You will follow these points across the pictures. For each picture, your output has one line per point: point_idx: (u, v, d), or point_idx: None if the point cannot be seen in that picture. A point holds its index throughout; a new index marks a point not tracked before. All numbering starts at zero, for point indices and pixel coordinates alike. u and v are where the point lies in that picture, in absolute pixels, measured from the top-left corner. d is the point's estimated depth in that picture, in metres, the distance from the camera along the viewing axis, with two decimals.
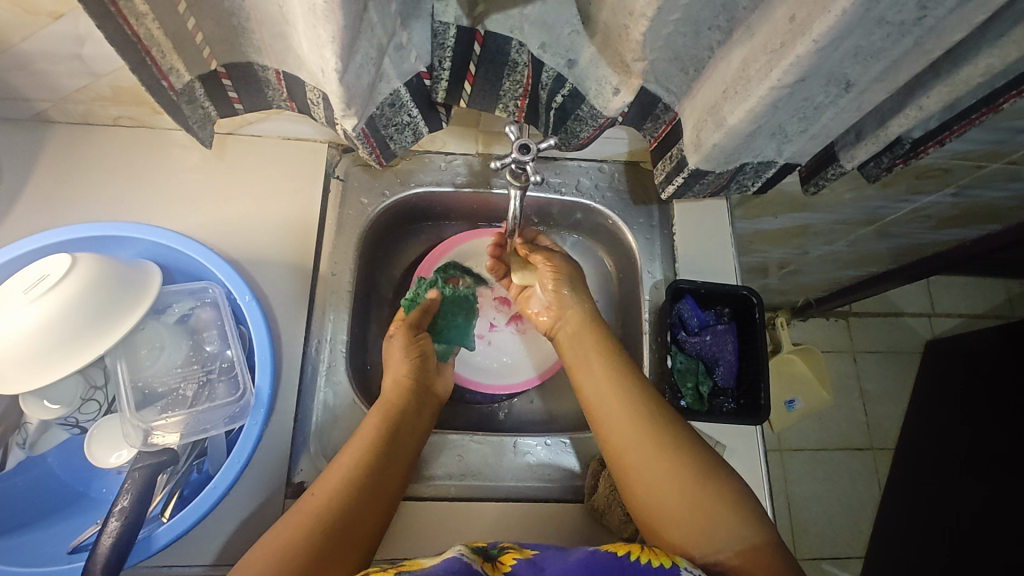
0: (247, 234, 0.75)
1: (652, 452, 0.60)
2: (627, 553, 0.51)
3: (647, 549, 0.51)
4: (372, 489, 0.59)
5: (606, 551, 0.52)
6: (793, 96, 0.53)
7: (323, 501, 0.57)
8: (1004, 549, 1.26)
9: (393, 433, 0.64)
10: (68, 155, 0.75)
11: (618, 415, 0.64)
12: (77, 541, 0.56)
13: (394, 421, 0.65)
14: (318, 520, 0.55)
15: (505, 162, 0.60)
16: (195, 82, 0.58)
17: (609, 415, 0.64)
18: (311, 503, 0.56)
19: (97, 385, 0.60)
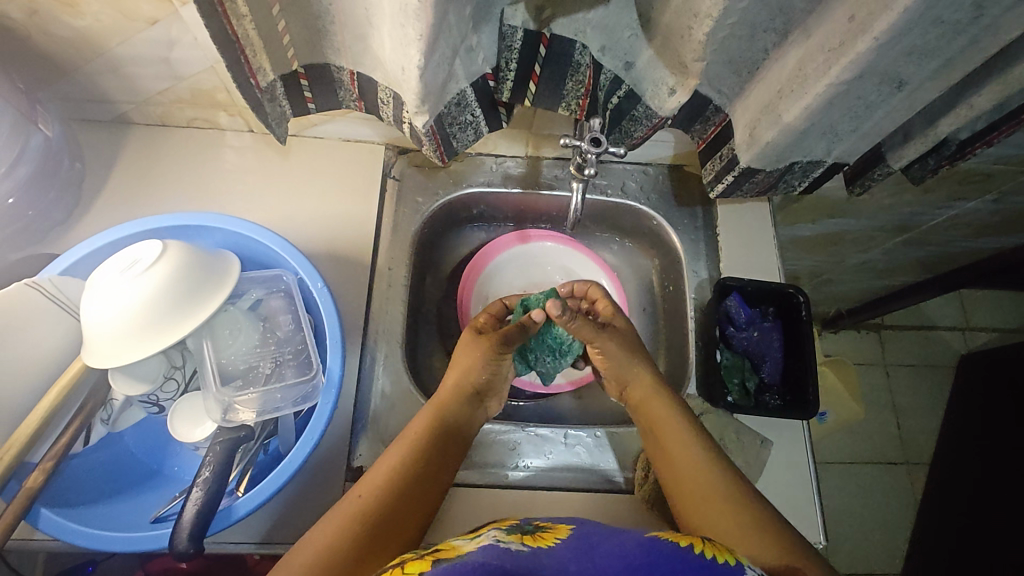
0: (310, 230, 0.79)
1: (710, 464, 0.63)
2: (690, 546, 0.48)
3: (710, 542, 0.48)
4: (406, 499, 0.59)
5: (666, 539, 0.49)
6: (847, 93, 0.55)
7: (359, 507, 0.57)
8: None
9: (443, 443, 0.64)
10: (144, 154, 0.79)
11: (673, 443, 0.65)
12: (160, 512, 0.58)
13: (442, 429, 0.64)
14: (353, 523, 0.55)
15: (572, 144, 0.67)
16: (277, 81, 0.62)
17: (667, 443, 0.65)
18: (344, 510, 0.57)
19: (177, 365, 0.62)
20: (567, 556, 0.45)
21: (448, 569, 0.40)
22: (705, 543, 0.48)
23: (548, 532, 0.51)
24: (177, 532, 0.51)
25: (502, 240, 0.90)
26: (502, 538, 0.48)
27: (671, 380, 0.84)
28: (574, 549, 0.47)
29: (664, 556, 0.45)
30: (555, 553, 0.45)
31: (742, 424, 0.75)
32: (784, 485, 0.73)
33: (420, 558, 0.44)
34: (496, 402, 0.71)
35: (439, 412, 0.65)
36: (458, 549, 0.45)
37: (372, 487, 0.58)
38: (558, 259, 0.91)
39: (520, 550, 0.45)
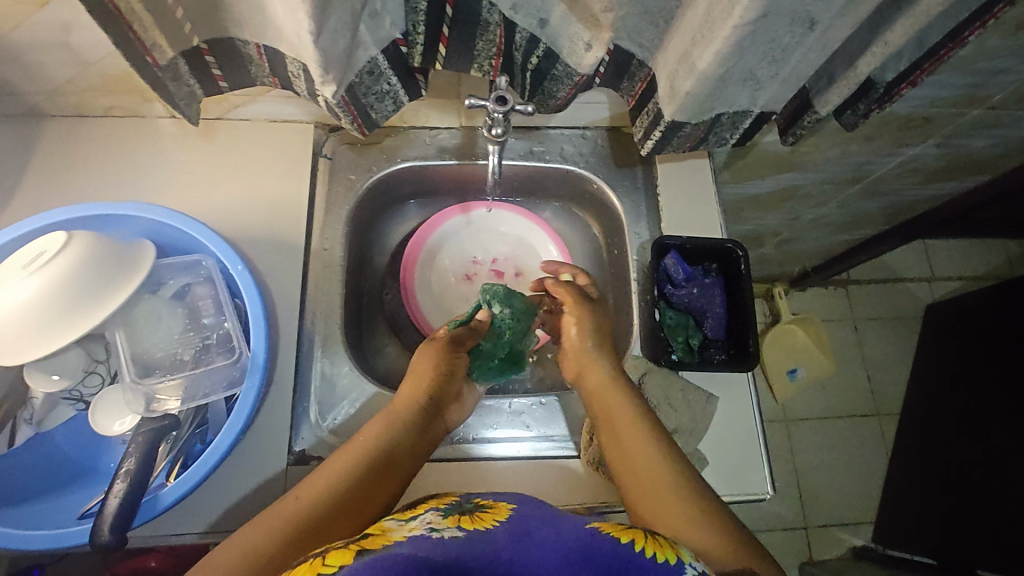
0: (240, 215, 0.76)
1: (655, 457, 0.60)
2: (632, 542, 0.46)
3: (652, 539, 0.47)
4: (343, 511, 0.56)
5: (608, 533, 0.48)
6: (758, 35, 0.54)
7: (290, 515, 0.54)
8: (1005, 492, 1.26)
9: (396, 446, 0.61)
10: (61, 148, 0.77)
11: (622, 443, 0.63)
12: (87, 508, 0.57)
13: (392, 438, 0.62)
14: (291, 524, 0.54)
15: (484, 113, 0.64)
16: (178, 58, 0.60)
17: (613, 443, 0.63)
18: (281, 513, 0.55)
19: (99, 359, 0.62)
20: (502, 544, 0.46)
21: (371, 562, 0.39)
22: (647, 539, 0.47)
23: (487, 513, 0.52)
24: (99, 525, 0.50)
25: (445, 211, 0.88)
26: (436, 525, 0.48)
27: (620, 343, 0.84)
28: (510, 536, 0.47)
29: (599, 550, 0.45)
30: (490, 539, 0.47)
31: (688, 381, 0.75)
32: (731, 439, 0.73)
33: (343, 547, 0.43)
34: (457, 410, 0.69)
35: (388, 415, 0.63)
36: (387, 538, 0.45)
37: (303, 501, 0.56)
38: (505, 229, 0.90)
39: (453, 538, 0.46)
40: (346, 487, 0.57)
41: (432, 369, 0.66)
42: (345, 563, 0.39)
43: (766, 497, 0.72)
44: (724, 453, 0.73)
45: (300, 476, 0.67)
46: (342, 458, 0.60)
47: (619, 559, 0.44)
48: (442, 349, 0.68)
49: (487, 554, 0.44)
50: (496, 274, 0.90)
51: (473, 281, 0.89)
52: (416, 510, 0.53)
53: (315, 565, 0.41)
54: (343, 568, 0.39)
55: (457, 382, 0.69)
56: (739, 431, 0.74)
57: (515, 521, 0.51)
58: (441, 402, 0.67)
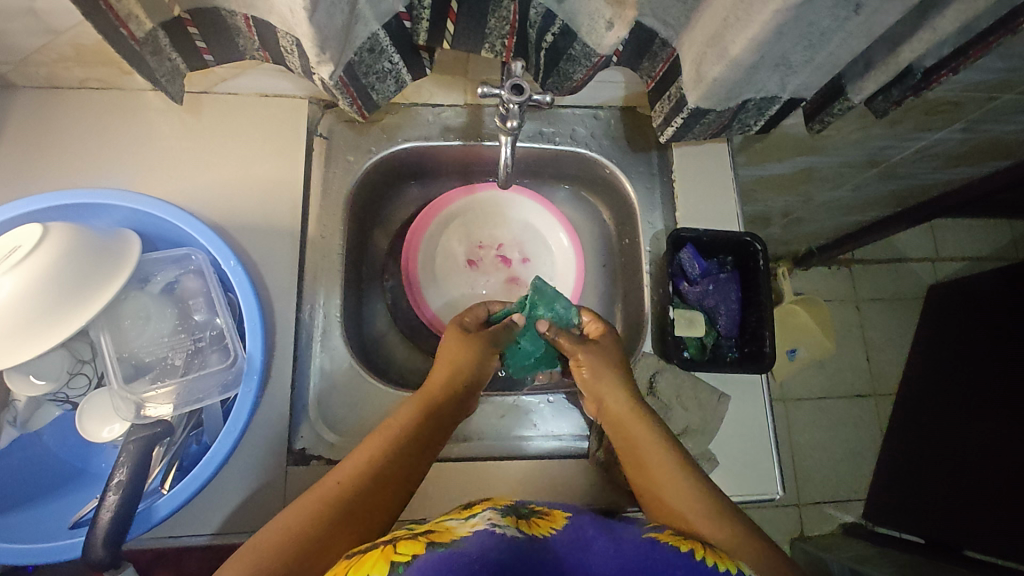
0: (231, 199, 0.72)
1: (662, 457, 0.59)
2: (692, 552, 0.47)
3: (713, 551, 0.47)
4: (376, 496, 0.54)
5: (668, 544, 0.48)
6: (799, 20, 0.49)
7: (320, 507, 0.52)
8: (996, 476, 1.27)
9: (431, 428, 0.60)
10: (34, 122, 0.71)
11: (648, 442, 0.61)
12: (78, 517, 0.55)
13: (428, 415, 0.61)
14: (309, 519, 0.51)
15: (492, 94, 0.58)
16: (157, 30, 0.54)
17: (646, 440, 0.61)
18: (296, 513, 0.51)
19: (84, 359, 0.58)
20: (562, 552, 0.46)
21: (443, 555, 0.41)
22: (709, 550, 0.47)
23: (545, 520, 0.51)
24: (92, 540, 0.48)
25: (454, 192, 0.84)
26: (497, 521, 0.47)
27: (629, 337, 0.81)
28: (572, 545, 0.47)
29: (664, 562, 0.45)
30: (550, 547, 0.46)
31: (699, 380, 0.73)
32: (741, 440, 0.72)
33: (411, 538, 0.44)
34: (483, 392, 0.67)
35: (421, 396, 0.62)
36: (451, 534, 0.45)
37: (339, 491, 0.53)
38: (513, 213, 0.86)
39: (518, 539, 0.45)
40: (385, 471, 0.56)
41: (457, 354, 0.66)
42: (417, 554, 0.41)
43: (775, 497, 0.70)
44: (734, 451, 0.71)
45: (300, 476, 0.65)
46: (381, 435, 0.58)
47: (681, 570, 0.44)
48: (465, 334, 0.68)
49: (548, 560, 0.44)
50: (501, 259, 0.86)
51: (477, 266, 0.86)
52: (475, 508, 0.52)
53: (386, 555, 0.43)
54: (415, 560, 0.41)
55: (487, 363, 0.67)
56: (749, 432, 0.72)
57: (572, 529, 0.50)
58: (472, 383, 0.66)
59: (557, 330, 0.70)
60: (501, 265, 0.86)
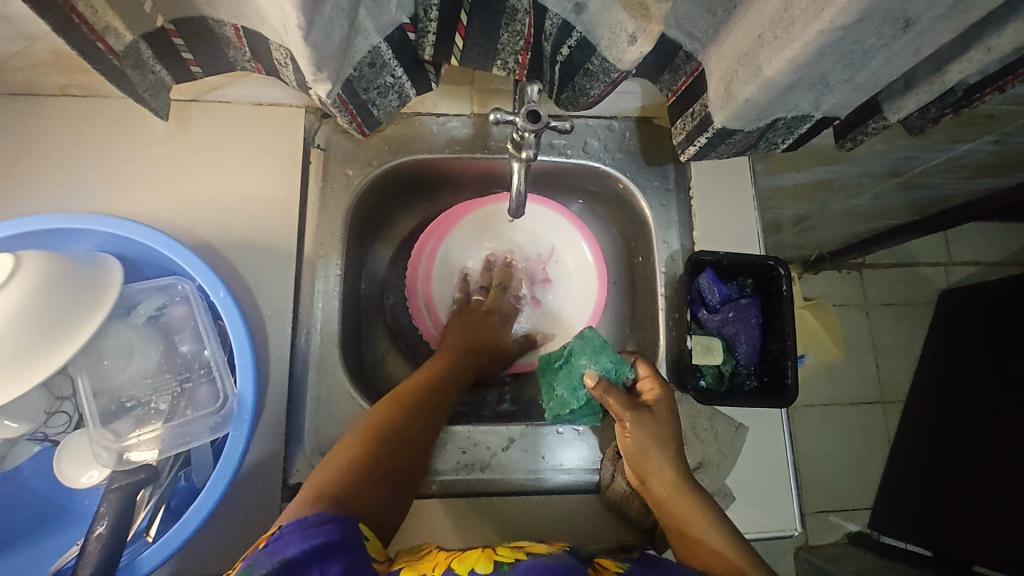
0: (222, 215, 0.67)
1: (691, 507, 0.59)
2: None
3: None
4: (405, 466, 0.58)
5: None
6: (845, 40, 0.44)
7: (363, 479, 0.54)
8: (1007, 491, 1.24)
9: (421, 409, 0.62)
10: (11, 131, 0.66)
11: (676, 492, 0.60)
12: (60, 563, 0.52)
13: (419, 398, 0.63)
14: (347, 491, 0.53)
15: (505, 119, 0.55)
16: (139, 42, 0.49)
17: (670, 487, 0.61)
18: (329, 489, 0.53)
19: (63, 396, 0.54)
20: None
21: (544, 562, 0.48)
22: None
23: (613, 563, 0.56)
24: None
25: (467, 204, 0.79)
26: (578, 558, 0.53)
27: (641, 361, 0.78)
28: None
29: None
30: None
31: (716, 410, 0.69)
32: (759, 474, 0.68)
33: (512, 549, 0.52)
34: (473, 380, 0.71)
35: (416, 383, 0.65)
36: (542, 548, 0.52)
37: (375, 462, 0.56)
38: (540, 228, 0.82)
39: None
40: (409, 433, 0.60)
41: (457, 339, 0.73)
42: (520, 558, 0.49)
43: (793, 534, 0.67)
44: (751, 486, 0.68)
45: None
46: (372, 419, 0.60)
47: None
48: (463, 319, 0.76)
49: None
50: (521, 276, 0.83)
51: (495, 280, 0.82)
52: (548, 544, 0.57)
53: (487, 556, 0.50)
54: (519, 560, 0.48)
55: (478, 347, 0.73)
56: (768, 466, 0.69)
57: (642, 564, 0.55)
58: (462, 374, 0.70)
59: (608, 387, 0.65)
60: (518, 282, 0.83)
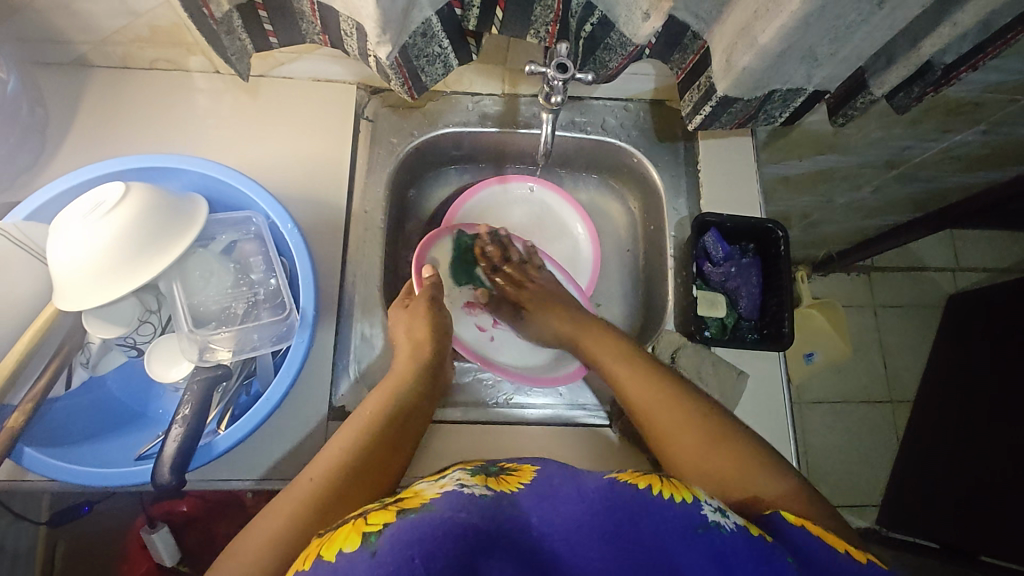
0: (284, 173, 0.77)
1: (668, 417, 0.61)
2: (649, 488, 0.46)
3: (670, 484, 0.47)
4: (365, 475, 0.55)
5: (627, 482, 0.48)
6: (825, 11, 0.53)
7: (309, 491, 0.53)
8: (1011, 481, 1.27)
9: (384, 435, 0.59)
10: (106, 98, 0.77)
11: (659, 407, 0.63)
12: (144, 449, 0.60)
13: (376, 427, 0.59)
14: (306, 505, 0.52)
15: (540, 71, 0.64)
16: (233, 12, 0.59)
17: (648, 399, 0.64)
18: (284, 510, 0.51)
19: (151, 309, 0.63)
20: (526, 506, 0.46)
21: (413, 522, 0.41)
22: (663, 482, 0.47)
23: (512, 476, 0.51)
24: (161, 459, 0.53)
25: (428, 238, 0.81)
26: (466, 483, 0.48)
27: (652, 318, 0.85)
28: (534, 498, 0.46)
29: (619, 501, 0.45)
30: (515, 503, 0.46)
31: (719, 358, 0.76)
32: (759, 417, 0.74)
33: (384, 508, 0.45)
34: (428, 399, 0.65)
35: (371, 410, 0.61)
36: (419, 498, 0.46)
37: (324, 468, 0.54)
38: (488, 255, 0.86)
39: (483, 499, 0.45)
40: (377, 458, 0.57)
41: (405, 334, 0.70)
42: (387, 523, 0.42)
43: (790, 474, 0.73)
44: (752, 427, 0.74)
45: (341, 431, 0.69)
46: (330, 450, 0.57)
47: (637, 508, 0.44)
48: (410, 317, 0.71)
49: (509, 517, 0.44)
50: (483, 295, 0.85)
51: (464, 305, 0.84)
52: (445, 473, 0.53)
53: (358, 527, 0.43)
54: (386, 526, 0.41)
55: (432, 345, 0.70)
56: (767, 411, 0.75)
57: (537, 480, 0.49)
58: (414, 398, 0.64)
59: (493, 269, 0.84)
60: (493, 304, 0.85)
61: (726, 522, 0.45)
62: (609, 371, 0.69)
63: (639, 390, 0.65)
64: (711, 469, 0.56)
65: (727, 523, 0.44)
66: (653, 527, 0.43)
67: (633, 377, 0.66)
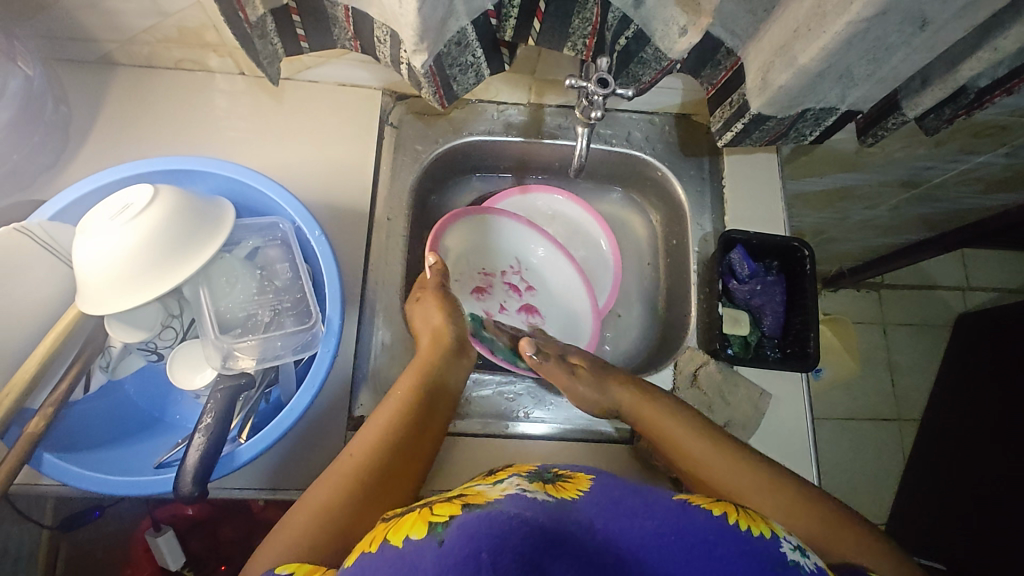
0: (308, 177, 0.76)
1: (739, 482, 0.61)
2: (725, 515, 0.47)
3: (745, 514, 0.48)
4: (406, 449, 0.58)
5: (700, 505, 0.48)
6: (869, 33, 0.52)
7: (351, 469, 0.54)
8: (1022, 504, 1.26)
9: (423, 410, 0.61)
10: (130, 97, 0.76)
11: (719, 469, 0.62)
12: (164, 457, 0.59)
13: (418, 402, 0.61)
14: (354, 480, 0.54)
15: (579, 84, 0.64)
16: (267, 16, 0.58)
17: (705, 459, 0.63)
18: (332, 483, 0.54)
19: (173, 314, 0.63)
20: (594, 513, 0.45)
21: (480, 515, 0.41)
22: (737, 513, 0.49)
23: (570, 484, 0.51)
24: (184, 471, 0.52)
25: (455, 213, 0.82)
26: (526, 488, 0.48)
27: (672, 333, 0.84)
28: (602, 504, 0.46)
29: (692, 521, 0.45)
30: (581, 508, 0.45)
31: (742, 377, 0.75)
32: (781, 437, 0.74)
33: (446, 501, 0.45)
34: (463, 366, 0.67)
35: (410, 382, 0.62)
36: (483, 495, 0.46)
37: (365, 446, 0.56)
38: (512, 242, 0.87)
39: (546, 503, 0.45)
40: (417, 431, 0.59)
41: (431, 314, 0.68)
42: (455, 515, 0.42)
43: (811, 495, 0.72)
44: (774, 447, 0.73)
45: None
46: (371, 427, 0.58)
47: (714, 532, 0.45)
48: (434, 295, 0.69)
49: (580, 522, 0.43)
50: (510, 287, 0.87)
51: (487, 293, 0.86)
52: (501, 476, 0.53)
53: (425, 517, 0.43)
54: (455, 518, 0.42)
55: (453, 330, 0.67)
56: (789, 431, 0.74)
57: (602, 488, 0.49)
58: (444, 370, 0.64)
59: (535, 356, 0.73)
60: (510, 294, 0.87)
61: (805, 562, 0.46)
62: (656, 428, 0.67)
63: (698, 447, 0.64)
64: (809, 526, 0.57)
65: (806, 563, 0.45)
66: (720, 555, 0.43)
67: (689, 443, 0.65)
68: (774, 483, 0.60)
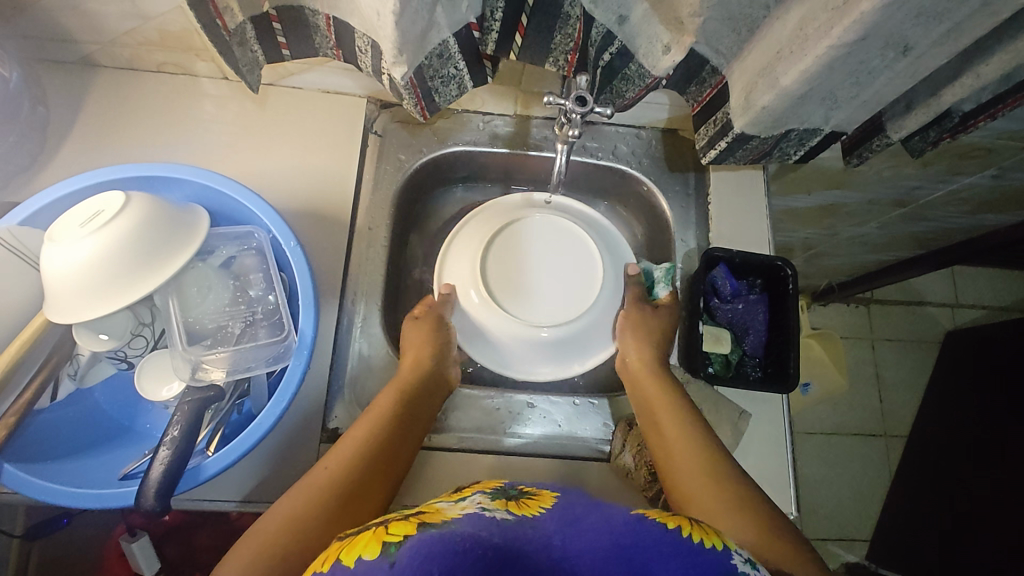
0: (288, 185, 0.76)
1: (697, 471, 0.61)
2: (678, 528, 0.47)
3: (698, 527, 0.47)
4: (374, 471, 0.60)
5: (654, 520, 0.48)
6: (850, 57, 0.52)
7: (324, 482, 0.57)
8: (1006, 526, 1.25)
9: (403, 426, 0.64)
10: (110, 99, 0.75)
11: (688, 464, 0.62)
12: (128, 470, 0.58)
13: (401, 414, 0.65)
14: (320, 499, 0.56)
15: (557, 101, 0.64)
16: (246, 23, 0.58)
17: (682, 450, 0.64)
18: (301, 493, 0.56)
19: (145, 322, 0.62)
20: (552, 531, 0.45)
21: (435, 537, 0.41)
22: (692, 526, 0.48)
23: (532, 500, 0.51)
24: (144, 487, 0.51)
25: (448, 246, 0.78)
26: (486, 505, 0.48)
27: None
28: (560, 521, 0.46)
29: (649, 536, 0.45)
30: (540, 525, 0.46)
31: (721, 395, 0.75)
32: (760, 455, 0.73)
33: (404, 519, 0.45)
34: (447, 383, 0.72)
35: (394, 394, 0.66)
36: (442, 514, 0.46)
37: (341, 456, 0.59)
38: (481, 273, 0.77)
39: (504, 522, 0.45)
40: (390, 447, 0.62)
41: (420, 336, 0.72)
42: (409, 534, 0.42)
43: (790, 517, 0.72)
44: (753, 467, 0.73)
45: None
46: (353, 437, 0.61)
47: (668, 547, 0.44)
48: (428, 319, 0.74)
49: (535, 541, 0.43)
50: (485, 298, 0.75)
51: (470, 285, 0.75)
52: (464, 493, 0.53)
53: (378, 536, 0.43)
54: (408, 537, 0.41)
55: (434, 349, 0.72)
56: (768, 450, 0.73)
57: (560, 508, 0.49)
58: (426, 388, 0.69)
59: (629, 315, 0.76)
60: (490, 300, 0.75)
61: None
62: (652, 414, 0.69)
63: (676, 431, 0.65)
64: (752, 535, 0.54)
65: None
66: (672, 566, 0.42)
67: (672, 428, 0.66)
68: (741, 494, 0.58)
